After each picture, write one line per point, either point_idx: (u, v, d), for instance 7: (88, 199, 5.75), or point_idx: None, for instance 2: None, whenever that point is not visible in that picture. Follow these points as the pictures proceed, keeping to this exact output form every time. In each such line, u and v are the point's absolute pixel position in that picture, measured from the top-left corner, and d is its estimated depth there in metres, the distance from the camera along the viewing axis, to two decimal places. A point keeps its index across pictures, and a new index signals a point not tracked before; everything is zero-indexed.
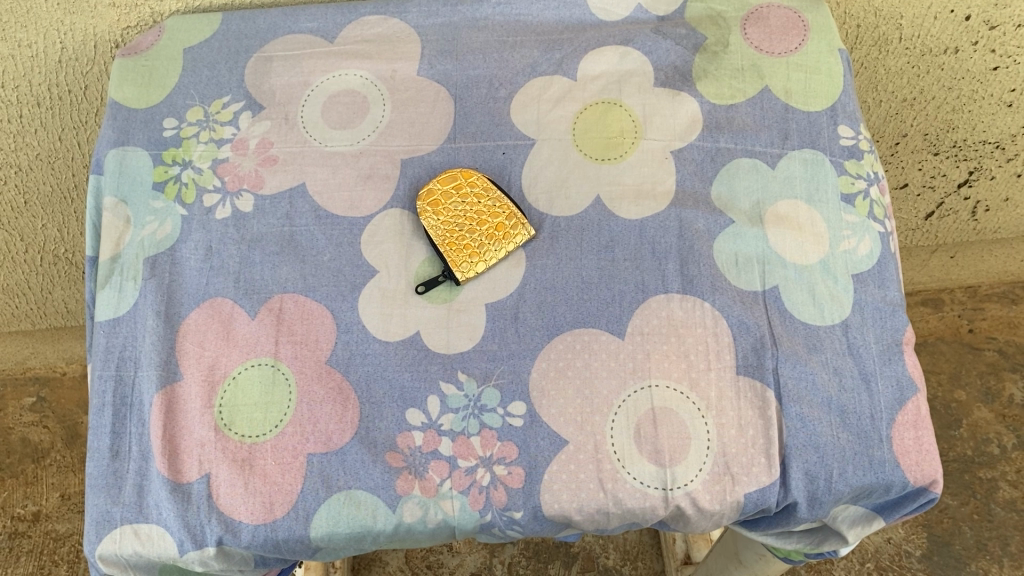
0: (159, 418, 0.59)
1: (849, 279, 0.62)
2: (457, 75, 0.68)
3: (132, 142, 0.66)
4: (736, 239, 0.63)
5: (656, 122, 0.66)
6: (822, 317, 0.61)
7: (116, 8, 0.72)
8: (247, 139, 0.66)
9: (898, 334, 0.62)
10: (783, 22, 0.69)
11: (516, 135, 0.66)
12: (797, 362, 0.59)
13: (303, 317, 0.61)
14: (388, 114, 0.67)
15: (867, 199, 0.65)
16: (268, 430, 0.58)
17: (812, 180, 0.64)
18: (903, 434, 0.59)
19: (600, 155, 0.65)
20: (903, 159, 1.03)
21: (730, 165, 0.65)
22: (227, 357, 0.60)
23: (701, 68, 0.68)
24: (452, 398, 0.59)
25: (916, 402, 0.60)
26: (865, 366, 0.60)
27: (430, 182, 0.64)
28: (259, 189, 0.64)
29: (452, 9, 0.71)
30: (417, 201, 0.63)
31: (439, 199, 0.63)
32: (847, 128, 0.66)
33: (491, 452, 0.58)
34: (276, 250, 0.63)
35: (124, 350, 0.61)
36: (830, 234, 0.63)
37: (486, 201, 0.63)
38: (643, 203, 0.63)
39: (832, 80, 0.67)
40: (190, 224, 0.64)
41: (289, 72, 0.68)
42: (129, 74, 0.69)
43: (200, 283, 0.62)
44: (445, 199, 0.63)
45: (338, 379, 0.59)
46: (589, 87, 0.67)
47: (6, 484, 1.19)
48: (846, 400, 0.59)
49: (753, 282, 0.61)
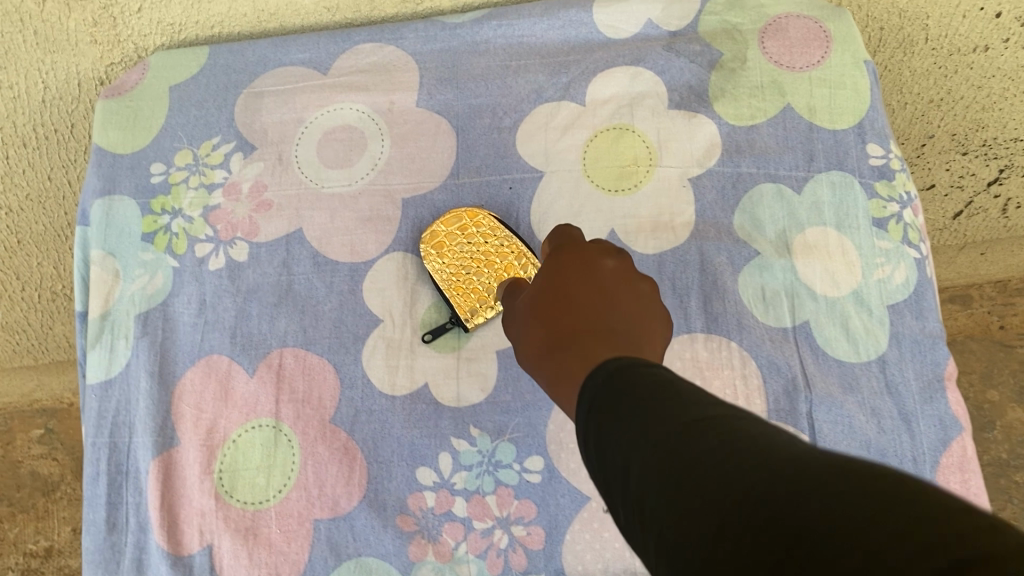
0: (156, 487, 0.55)
1: (885, 311, 0.58)
2: (459, 106, 0.64)
3: (118, 189, 0.62)
4: (761, 272, 0.59)
5: (671, 148, 0.62)
6: (856, 353, 0.57)
7: (99, 45, 0.69)
8: (240, 183, 0.62)
9: (940, 369, 0.58)
10: (803, 34, 0.63)
11: (523, 168, 0.62)
12: (832, 405, 0.56)
13: (304, 373, 0.57)
14: (387, 150, 0.63)
15: (901, 223, 0.60)
16: (271, 496, 0.55)
17: (840, 206, 0.60)
18: (948, 478, 0.55)
19: (613, 186, 0.62)
20: (929, 159, 0.92)
21: (752, 192, 0.61)
22: (226, 419, 0.57)
23: (718, 87, 0.63)
24: (464, 454, 0.56)
25: (961, 441, 0.56)
26: (904, 405, 0.56)
27: (433, 223, 0.60)
28: (254, 237, 0.61)
29: (451, 33, 0.65)
30: (420, 244, 0.59)
31: (444, 240, 0.59)
32: (877, 146, 0.61)
33: (508, 511, 0.55)
34: (274, 301, 0.59)
35: (117, 415, 0.58)
36: (863, 262, 0.59)
37: (486, 237, 0.59)
38: (662, 236, 0.60)
39: (859, 95, 0.62)
40: (182, 276, 0.60)
41: (281, 108, 0.64)
42: (113, 117, 0.64)
43: (196, 341, 0.58)
44: (450, 240, 0.59)
45: (344, 439, 0.56)
46: (600, 112, 0.63)
47: (10, 519, 0.96)
48: (886, 442, 0.56)
49: (782, 317, 0.58)
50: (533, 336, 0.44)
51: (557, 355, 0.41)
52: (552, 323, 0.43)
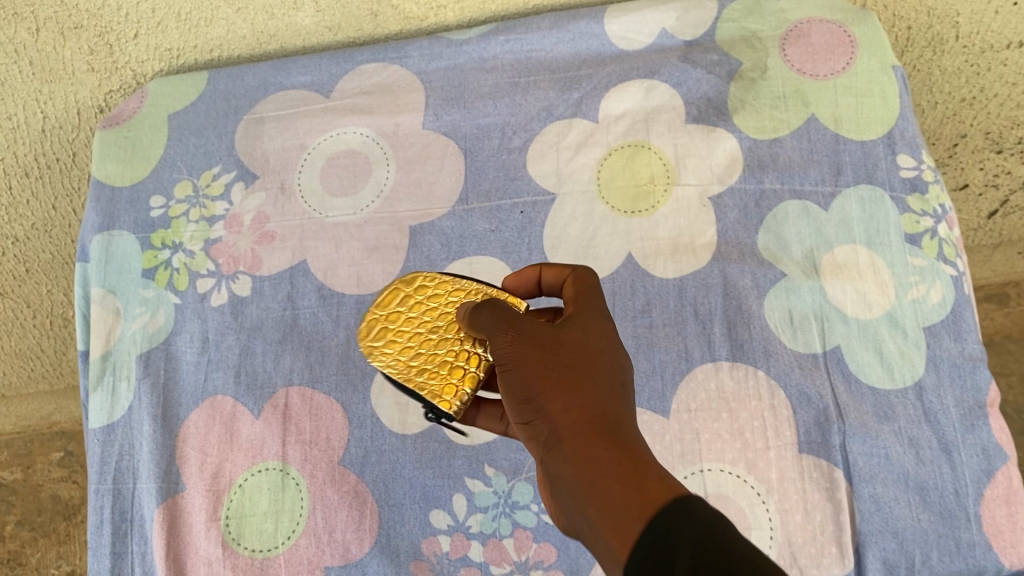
0: (161, 535, 0.54)
1: (920, 333, 0.55)
2: (467, 126, 0.61)
3: (117, 224, 0.61)
4: (788, 294, 0.56)
5: (689, 166, 0.59)
6: (891, 379, 0.54)
7: (96, 73, 0.68)
8: (241, 215, 0.60)
9: (981, 394, 0.54)
10: (826, 39, 0.60)
11: (535, 190, 0.60)
12: (867, 436, 0.52)
13: (310, 413, 0.55)
14: (393, 176, 0.60)
15: (935, 238, 0.56)
16: (280, 543, 0.53)
17: (870, 222, 0.57)
18: (994, 511, 0.51)
19: (629, 207, 0.59)
20: (964, 161, 0.79)
21: (777, 209, 0.58)
22: (231, 463, 0.54)
23: (737, 99, 0.60)
24: (479, 496, 0.53)
25: (1007, 471, 0.52)
26: (944, 435, 0.53)
27: (371, 309, 0.49)
28: (257, 271, 0.58)
29: (456, 50, 0.63)
30: (360, 343, 0.48)
31: (391, 325, 0.47)
32: (908, 157, 0.58)
33: (527, 556, 0.52)
34: (278, 337, 0.57)
35: (122, 460, 0.56)
36: (896, 281, 0.56)
37: (441, 294, 0.48)
38: (682, 259, 0.57)
39: (887, 104, 0.59)
40: (183, 313, 0.58)
41: (282, 134, 0.62)
42: (112, 147, 0.63)
43: (199, 381, 0.56)
44: (397, 321, 0.47)
45: (353, 482, 0.54)
46: (613, 129, 0.60)
47: (30, 545, 0.81)
48: (924, 474, 0.52)
49: (811, 343, 0.55)
50: (535, 370, 0.39)
51: (574, 442, 0.36)
52: (585, 408, 0.37)
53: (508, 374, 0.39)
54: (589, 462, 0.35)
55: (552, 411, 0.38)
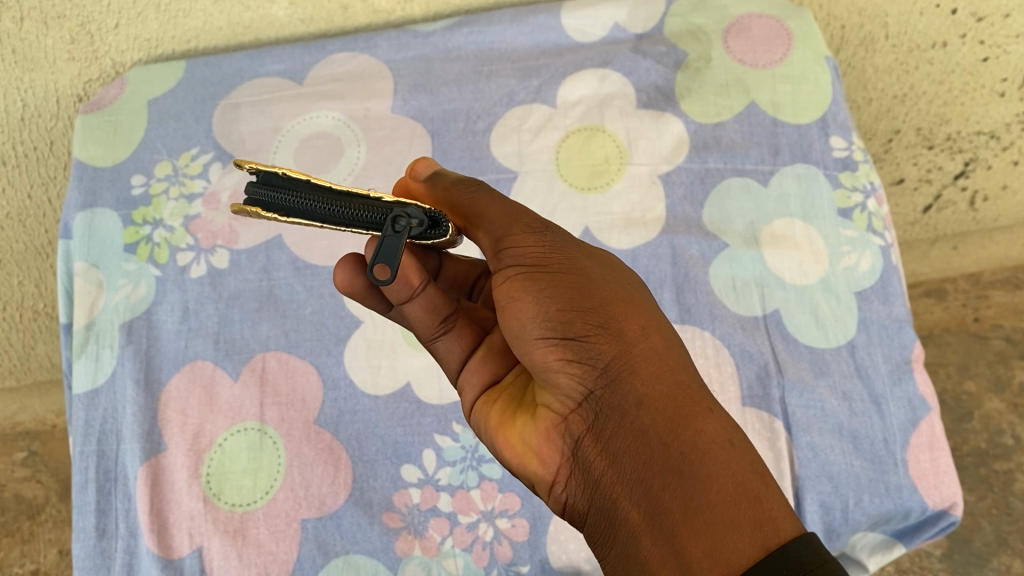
0: (145, 491, 0.56)
1: (852, 297, 0.60)
2: (433, 111, 0.65)
3: (99, 203, 0.64)
4: (731, 263, 0.61)
5: (641, 147, 0.64)
6: (826, 339, 0.59)
7: (77, 62, 0.70)
8: (219, 192, 0.63)
9: (907, 351, 0.59)
10: (765, 32, 0.65)
11: (498, 169, 0.64)
12: (805, 390, 0.57)
13: (288, 376, 0.58)
14: (363, 156, 0.64)
15: (865, 212, 0.62)
16: (259, 498, 0.56)
17: (805, 198, 0.62)
18: (919, 456, 0.56)
19: (585, 184, 0.63)
20: (897, 155, 0.87)
21: (720, 187, 0.63)
22: (212, 423, 0.57)
23: (684, 86, 0.65)
24: (448, 451, 0.56)
25: (930, 421, 0.57)
26: (875, 389, 0.58)
27: None
28: (234, 245, 0.62)
29: (423, 40, 0.67)
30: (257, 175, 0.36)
31: None
32: (840, 138, 0.63)
33: (493, 505, 0.55)
34: (256, 306, 0.60)
35: (105, 423, 0.59)
36: (829, 250, 0.61)
37: None
38: (634, 231, 0.62)
39: (820, 90, 0.64)
40: (164, 285, 0.61)
41: (258, 118, 0.65)
42: (92, 130, 0.66)
43: (180, 347, 0.59)
44: None
45: (328, 440, 0.57)
46: (570, 113, 0.65)
47: None
48: (857, 424, 0.57)
49: (752, 306, 0.59)
50: (589, 286, 0.38)
51: (660, 398, 0.35)
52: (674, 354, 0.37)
53: (549, 280, 0.38)
54: (688, 424, 0.34)
55: (624, 336, 0.37)
